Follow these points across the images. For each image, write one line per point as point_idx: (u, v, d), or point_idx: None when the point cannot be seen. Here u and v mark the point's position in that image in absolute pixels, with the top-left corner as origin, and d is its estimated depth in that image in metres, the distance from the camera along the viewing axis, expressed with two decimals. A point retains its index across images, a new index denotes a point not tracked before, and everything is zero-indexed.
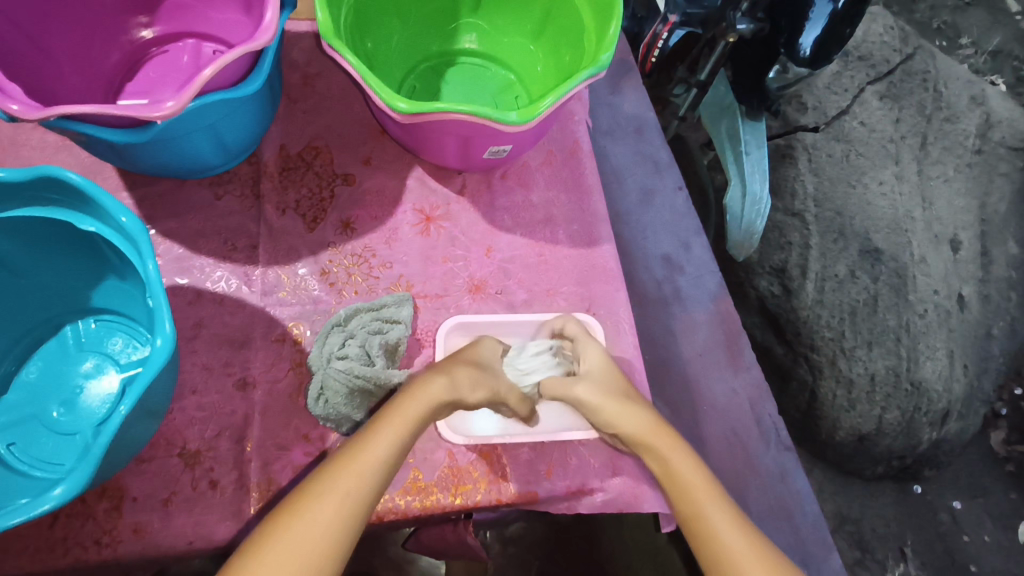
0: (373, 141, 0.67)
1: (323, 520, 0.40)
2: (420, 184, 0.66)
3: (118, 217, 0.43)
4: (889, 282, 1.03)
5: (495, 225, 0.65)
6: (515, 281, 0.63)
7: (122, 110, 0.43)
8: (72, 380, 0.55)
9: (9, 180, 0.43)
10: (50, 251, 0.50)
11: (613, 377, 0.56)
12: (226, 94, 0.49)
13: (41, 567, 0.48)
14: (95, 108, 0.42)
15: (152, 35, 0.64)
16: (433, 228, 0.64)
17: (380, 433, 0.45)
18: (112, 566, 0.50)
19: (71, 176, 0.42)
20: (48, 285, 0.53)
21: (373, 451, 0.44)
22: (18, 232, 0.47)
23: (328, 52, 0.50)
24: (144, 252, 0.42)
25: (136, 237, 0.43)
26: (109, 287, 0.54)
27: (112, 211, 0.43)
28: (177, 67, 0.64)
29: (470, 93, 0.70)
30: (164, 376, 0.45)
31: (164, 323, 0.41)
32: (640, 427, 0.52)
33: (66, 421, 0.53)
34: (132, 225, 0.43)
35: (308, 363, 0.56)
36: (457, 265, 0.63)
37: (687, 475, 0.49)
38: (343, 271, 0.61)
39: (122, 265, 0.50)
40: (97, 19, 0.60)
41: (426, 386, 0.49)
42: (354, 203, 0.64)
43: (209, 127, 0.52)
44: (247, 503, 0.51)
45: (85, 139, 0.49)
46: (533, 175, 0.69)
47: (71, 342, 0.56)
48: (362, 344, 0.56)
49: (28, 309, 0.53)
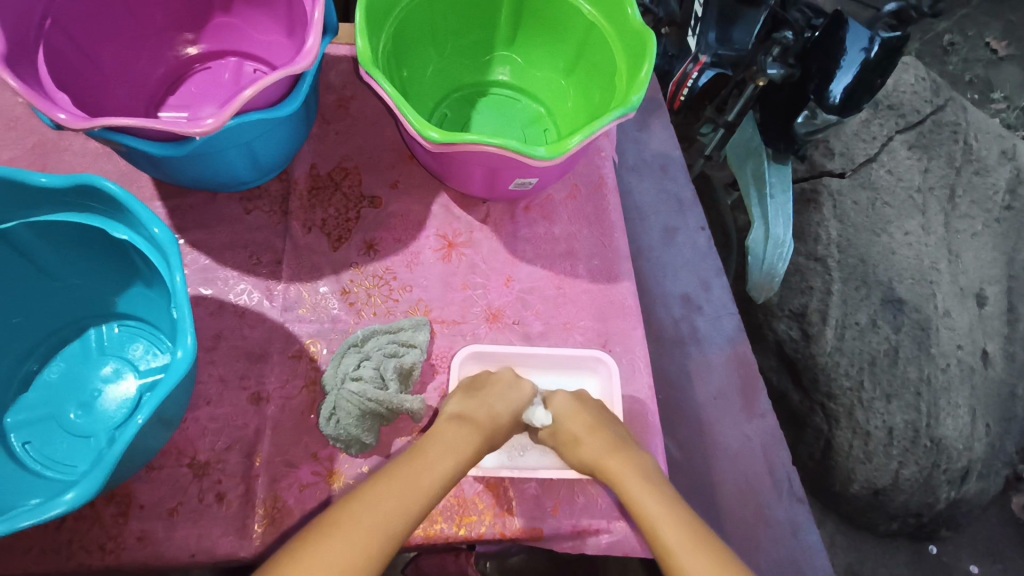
0: (401, 166, 0.68)
1: (363, 541, 0.39)
2: (445, 211, 0.67)
3: (150, 228, 0.44)
4: (912, 334, 1.01)
5: (516, 255, 0.66)
6: (533, 311, 0.63)
7: (164, 126, 0.44)
8: (92, 383, 0.55)
9: (51, 186, 0.44)
10: (82, 254, 0.52)
11: (577, 417, 0.55)
12: (263, 114, 0.50)
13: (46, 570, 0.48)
14: (137, 121, 0.44)
15: (198, 52, 0.66)
16: (454, 254, 0.65)
17: (429, 457, 0.47)
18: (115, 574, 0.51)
19: (108, 186, 0.44)
20: (77, 287, 0.54)
21: (415, 482, 0.44)
22: (53, 236, 0.49)
23: (365, 79, 0.51)
24: (172, 263, 0.43)
25: (165, 247, 0.44)
26: (136, 293, 0.55)
27: (146, 222, 0.44)
28: (219, 83, 0.66)
29: (499, 125, 0.72)
30: (184, 384, 0.45)
31: (186, 338, 0.42)
32: (605, 462, 0.51)
33: (82, 424, 0.53)
34: (163, 236, 0.44)
35: (321, 382, 0.56)
36: (476, 292, 0.63)
37: (642, 499, 0.47)
38: (363, 291, 0.61)
39: (150, 276, 0.51)
40: (146, 37, 0.62)
41: (459, 431, 0.50)
42: (378, 225, 0.65)
43: (245, 144, 0.54)
44: (252, 520, 0.51)
45: (125, 150, 0.50)
46: (557, 208, 0.69)
47: (94, 345, 0.57)
48: (377, 366, 0.56)
49: (53, 309, 0.55)
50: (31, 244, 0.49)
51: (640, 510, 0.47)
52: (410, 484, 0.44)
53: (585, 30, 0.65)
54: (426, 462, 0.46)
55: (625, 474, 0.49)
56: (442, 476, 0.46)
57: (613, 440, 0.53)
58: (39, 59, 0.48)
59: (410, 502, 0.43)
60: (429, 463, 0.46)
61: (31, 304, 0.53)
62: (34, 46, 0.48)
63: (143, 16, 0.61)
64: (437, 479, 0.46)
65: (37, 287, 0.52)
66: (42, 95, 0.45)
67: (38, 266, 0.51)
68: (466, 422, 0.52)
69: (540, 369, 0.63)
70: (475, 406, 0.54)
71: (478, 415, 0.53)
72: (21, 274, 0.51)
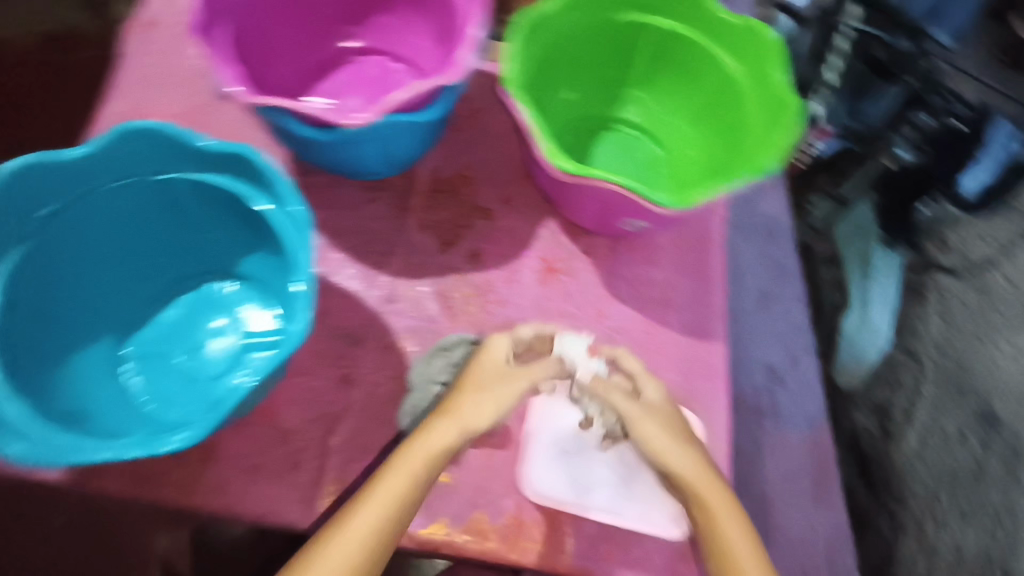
0: (517, 184, 0.69)
1: (354, 548, 0.47)
2: (551, 236, 0.67)
3: (288, 205, 0.48)
4: (1002, 455, 0.95)
5: (613, 292, 0.65)
6: (620, 351, 0.63)
7: (324, 113, 0.50)
8: (206, 334, 0.60)
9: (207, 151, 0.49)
10: (217, 215, 0.56)
11: (661, 412, 0.54)
12: (409, 117, 0.53)
13: (145, 499, 0.54)
14: (300, 104, 0.49)
15: (355, 46, 0.70)
16: (552, 279, 0.65)
17: (409, 454, 0.50)
18: (196, 514, 0.55)
19: (258, 158, 0.48)
20: (208, 244, 0.59)
21: (395, 485, 0.49)
22: (196, 197, 0.53)
23: (504, 97, 0.54)
24: (301, 243, 0.47)
25: (298, 227, 0.47)
26: (257, 259, 0.58)
27: (285, 198, 0.48)
28: (367, 78, 0.70)
29: (619, 163, 0.72)
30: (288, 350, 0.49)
31: (299, 305, 0.45)
32: (686, 469, 0.52)
33: (190, 369, 0.58)
34: (299, 215, 0.47)
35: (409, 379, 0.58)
36: (568, 321, 0.63)
37: (716, 514, 0.51)
38: (460, 297, 0.63)
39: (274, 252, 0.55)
40: (313, 27, 0.67)
41: (443, 434, 0.51)
42: (486, 237, 0.66)
43: (385, 140, 0.57)
44: (321, 495, 0.54)
45: (280, 128, 0.54)
46: (658, 252, 0.67)
47: (212, 298, 0.61)
48: (462, 375, 0.58)
49: (184, 260, 0.59)
50: (178, 199, 0.54)
51: (712, 526, 0.51)
52: (394, 493, 0.48)
53: (720, 82, 0.63)
54: (407, 473, 0.49)
55: (704, 486, 0.52)
56: (421, 473, 0.49)
57: (687, 442, 0.53)
58: (219, 36, 0.53)
59: (391, 508, 0.48)
60: (411, 475, 0.49)
61: (166, 252, 0.58)
62: (217, 26, 0.53)
63: (315, 9, 0.65)
64: (420, 479, 0.49)
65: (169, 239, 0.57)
66: (220, 69, 0.50)
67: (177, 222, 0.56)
68: (455, 424, 0.51)
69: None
70: (467, 398, 0.52)
71: (465, 411, 0.52)
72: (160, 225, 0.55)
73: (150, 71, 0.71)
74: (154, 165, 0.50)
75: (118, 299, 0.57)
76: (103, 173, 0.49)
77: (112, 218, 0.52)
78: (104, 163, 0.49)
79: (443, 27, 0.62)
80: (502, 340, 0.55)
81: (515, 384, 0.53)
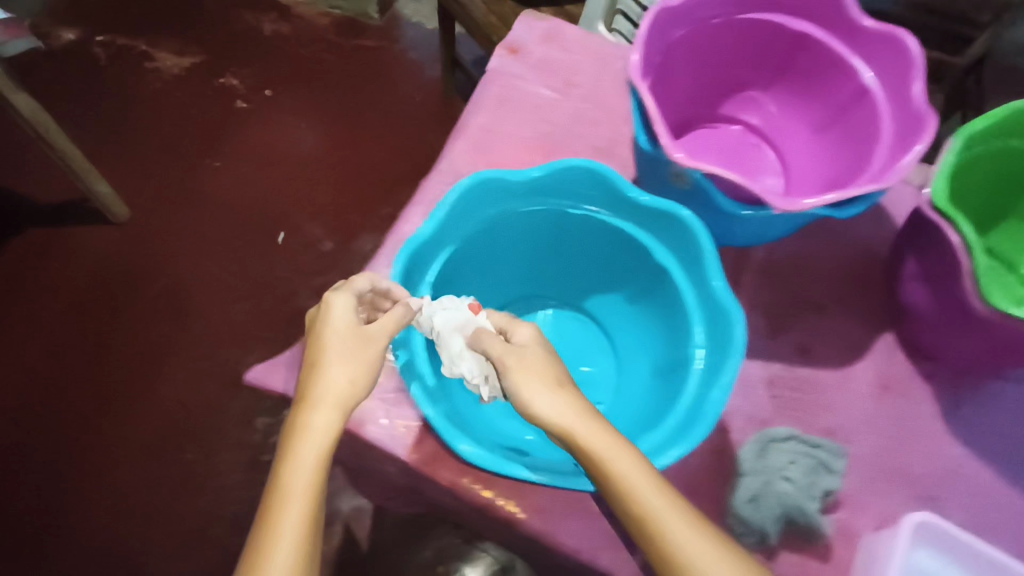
0: (856, 286, 0.67)
1: (290, 548, 0.39)
2: (889, 351, 0.64)
3: (712, 279, 0.49)
4: None
5: (952, 430, 0.60)
6: (956, 498, 0.58)
7: (755, 187, 0.49)
8: None
9: (637, 204, 0.52)
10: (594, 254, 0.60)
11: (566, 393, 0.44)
12: (828, 210, 0.51)
13: (473, 499, 0.56)
14: (737, 176, 0.50)
15: (733, 115, 0.70)
16: (888, 399, 0.61)
17: (305, 429, 0.42)
18: (502, 526, 0.57)
19: (688, 213, 0.49)
20: (566, 275, 0.63)
21: (305, 466, 0.41)
22: (596, 232, 0.56)
23: (928, 216, 0.55)
24: (731, 316, 0.47)
25: (723, 302, 0.48)
26: (610, 302, 0.62)
27: (710, 272, 0.49)
28: (722, 145, 0.70)
29: (1009, 295, 0.61)
30: (669, 397, 0.51)
31: (724, 373, 0.46)
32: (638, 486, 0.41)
33: None
34: (723, 291, 0.48)
35: (743, 463, 0.56)
36: (902, 448, 0.59)
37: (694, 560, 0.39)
38: (787, 391, 0.61)
39: (654, 298, 0.56)
40: (704, 91, 0.68)
41: (324, 420, 0.43)
42: (817, 334, 0.64)
43: (778, 222, 0.55)
44: (631, 552, 0.54)
45: (684, 189, 0.55)
46: (1009, 401, 0.62)
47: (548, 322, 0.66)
48: (804, 474, 0.55)
49: (538, 284, 0.65)
50: (571, 236, 0.58)
51: None
52: (309, 474, 0.41)
53: None
54: (315, 461, 0.41)
55: (610, 449, 0.42)
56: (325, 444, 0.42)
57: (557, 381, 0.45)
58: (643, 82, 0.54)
59: (304, 493, 0.40)
60: (318, 453, 0.42)
61: (530, 272, 0.63)
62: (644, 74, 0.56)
63: (721, 80, 0.67)
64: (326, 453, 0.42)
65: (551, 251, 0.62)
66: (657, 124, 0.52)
67: (567, 244, 0.60)
68: (327, 407, 0.44)
69: None
70: (326, 371, 0.45)
71: (329, 385, 0.44)
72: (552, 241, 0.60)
73: (507, 91, 0.75)
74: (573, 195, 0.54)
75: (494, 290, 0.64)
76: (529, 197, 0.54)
77: (510, 237, 0.58)
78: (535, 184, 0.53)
79: (855, 127, 0.60)
80: (343, 304, 0.47)
81: (371, 348, 0.47)
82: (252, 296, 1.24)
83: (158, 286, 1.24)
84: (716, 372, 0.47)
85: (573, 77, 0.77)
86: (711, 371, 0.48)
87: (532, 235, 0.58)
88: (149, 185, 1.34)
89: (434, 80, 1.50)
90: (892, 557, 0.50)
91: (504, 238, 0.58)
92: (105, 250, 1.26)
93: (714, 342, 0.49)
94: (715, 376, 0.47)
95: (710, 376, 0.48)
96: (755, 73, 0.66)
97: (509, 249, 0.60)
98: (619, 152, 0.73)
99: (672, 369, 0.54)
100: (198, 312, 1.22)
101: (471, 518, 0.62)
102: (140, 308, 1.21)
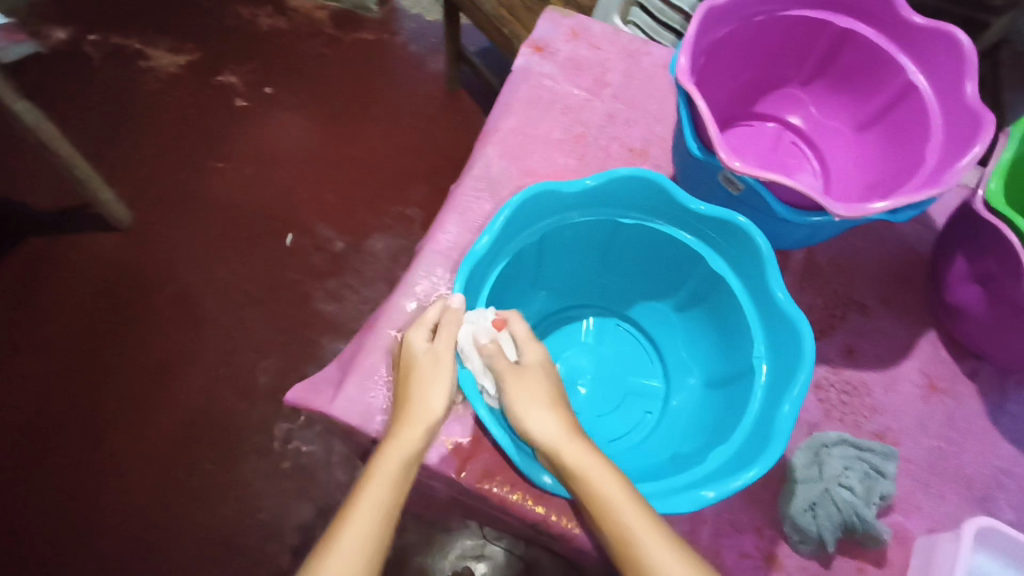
0: (897, 285, 0.66)
1: (364, 540, 0.42)
2: (932, 349, 0.64)
3: (776, 291, 0.52)
4: None
5: (999, 429, 0.61)
6: (1007, 497, 0.58)
7: (813, 194, 0.48)
8: (593, 361, 0.70)
9: (696, 213, 0.55)
10: (644, 262, 0.65)
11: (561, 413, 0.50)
12: (886, 215, 0.49)
13: (528, 516, 0.55)
14: (795, 183, 0.48)
15: (768, 113, 0.71)
16: (935, 399, 0.61)
17: (396, 439, 0.48)
18: (558, 539, 0.56)
19: (741, 220, 0.53)
20: (613, 283, 0.69)
21: (390, 470, 0.46)
22: (652, 241, 0.61)
23: (980, 215, 0.53)
24: (800, 330, 0.50)
25: (789, 313, 0.51)
26: (659, 311, 0.68)
27: (773, 285, 0.52)
28: (759, 143, 0.71)
29: None
30: (733, 411, 0.55)
31: (793, 388, 0.48)
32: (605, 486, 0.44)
33: (584, 393, 0.67)
34: (787, 302, 0.51)
35: (798, 471, 0.55)
36: (951, 448, 0.60)
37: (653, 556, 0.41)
38: (834, 394, 0.61)
39: (709, 305, 0.62)
40: (741, 91, 0.68)
41: (410, 434, 0.49)
42: (861, 334, 0.64)
43: (829, 225, 0.54)
44: None
45: (737, 192, 0.54)
46: None
47: (598, 330, 0.71)
48: (861, 481, 0.54)
49: (587, 292, 0.71)
50: (624, 242, 0.63)
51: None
52: (392, 476, 0.46)
53: None
54: (394, 469, 0.46)
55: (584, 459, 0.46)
56: (409, 453, 0.48)
57: (553, 408, 0.50)
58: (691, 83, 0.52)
59: (386, 495, 0.45)
60: (402, 459, 0.47)
61: (579, 277, 0.68)
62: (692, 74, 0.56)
63: (763, 80, 0.68)
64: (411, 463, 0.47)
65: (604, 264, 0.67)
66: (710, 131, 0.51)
67: (621, 257, 0.65)
68: (416, 421, 0.49)
69: None
70: (416, 387, 0.51)
71: (419, 402, 0.50)
72: (608, 252, 0.65)
73: (537, 92, 0.74)
74: (631, 207, 0.59)
75: (552, 296, 0.70)
76: (586, 203, 0.58)
77: (569, 242, 0.63)
78: (596, 195, 0.58)
79: (902, 124, 0.60)
80: (418, 332, 0.54)
81: (444, 363, 0.52)
82: (265, 300, 1.22)
83: (167, 292, 1.21)
84: (784, 386, 0.50)
85: (604, 76, 0.75)
86: (775, 385, 0.52)
87: (587, 240, 0.63)
88: (154, 189, 1.31)
89: (437, 72, 1.47)
90: (959, 561, 0.49)
91: (564, 246, 0.63)
92: (112, 257, 1.24)
93: (776, 355, 0.53)
94: (785, 389, 0.49)
95: (776, 392, 0.51)
96: (798, 71, 0.68)
97: (567, 260, 0.66)
98: (654, 153, 0.72)
99: (731, 380, 0.58)
100: (210, 318, 1.20)
101: (525, 530, 0.62)
102: (151, 316, 1.19)
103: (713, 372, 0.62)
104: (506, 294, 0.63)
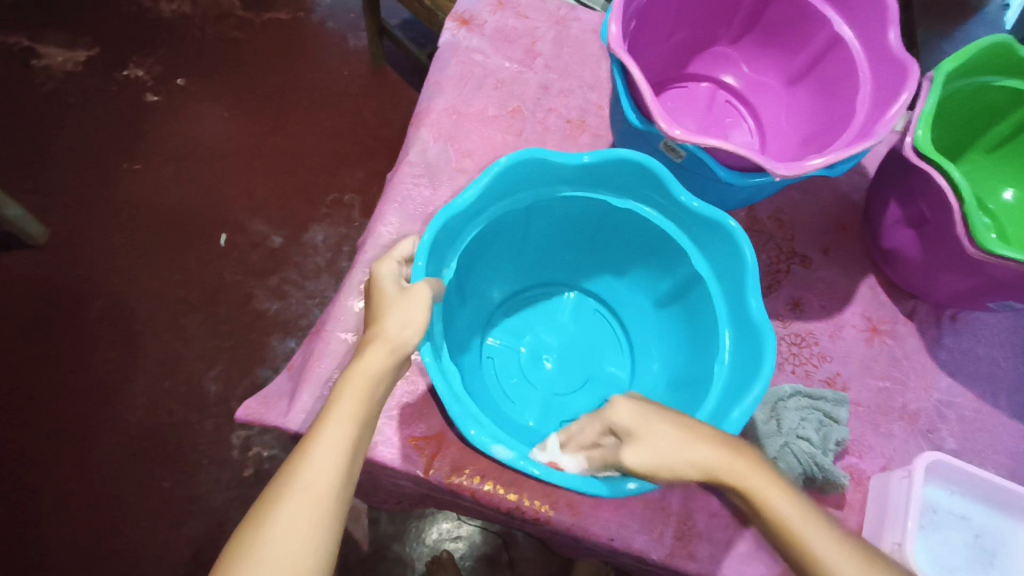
0: (835, 235, 0.68)
1: (331, 467, 0.36)
2: (872, 294, 0.66)
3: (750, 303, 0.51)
4: None
5: (937, 363, 0.64)
6: (947, 427, 0.62)
7: (751, 156, 0.47)
8: (563, 338, 0.70)
9: (680, 199, 0.54)
10: (623, 244, 0.64)
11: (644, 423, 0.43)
12: (824, 172, 0.50)
13: (502, 505, 0.54)
14: (733, 147, 0.48)
15: (703, 72, 0.71)
16: (877, 340, 0.64)
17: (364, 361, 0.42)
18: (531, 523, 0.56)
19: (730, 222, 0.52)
20: (597, 262, 0.68)
21: (359, 395, 0.40)
22: (635, 224, 0.60)
23: (910, 159, 0.55)
24: (760, 334, 0.49)
25: (759, 326, 0.50)
26: (637, 301, 0.68)
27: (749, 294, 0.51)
28: (694, 104, 0.71)
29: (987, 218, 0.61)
30: (691, 405, 0.54)
31: (750, 395, 0.47)
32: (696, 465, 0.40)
33: (549, 371, 0.68)
34: (760, 316, 0.50)
35: (759, 427, 0.57)
36: (895, 387, 0.62)
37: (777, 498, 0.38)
38: (785, 347, 0.63)
39: (683, 304, 0.62)
40: (678, 49, 0.68)
41: (375, 355, 0.42)
42: (806, 286, 0.66)
43: (769, 186, 0.55)
44: (666, 527, 0.54)
45: (681, 160, 0.54)
46: (983, 328, 0.66)
47: (575, 309, 0.72)
48: (816, 430, 0.57)
49: (569, 269, 0.70)
50: (601, 220, 0.62)
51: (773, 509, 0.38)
52: (361, 400, 0.40)
53: None
54: (362, 393, 0.40)
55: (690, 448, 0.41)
56: (378, 379, 0.41)
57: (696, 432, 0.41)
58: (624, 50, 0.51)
59: (354, 420, 0.39)
60: (368, 380, 0.41)
61: (559, 250, 0.68)
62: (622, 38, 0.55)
63: (695, 39, 0.68)
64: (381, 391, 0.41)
65: (591, 243, 0.66)
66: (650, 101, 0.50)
67: (605, 238, 0.64)
68: (382, 344, 0.43)
69: (979, 502, 0.54)
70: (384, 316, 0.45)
71: (388, 326, 0.44)
72: (598, 232, 0.64)
73: (468, 68, 0.71)
74: (617, 187, 0.57)
75: (529, 267, 0.69)
76: (566, 181, 0.57)
77: (545, 219, 0.61)
78: (583, 172, 0.56)
79: (832, 76, 0.60)
80: (389, 265, 0.49)
81: (419, 290, 0.45)
82: (204, 305, 1.16)
83: (96, 306, 1.14)
84: (741, 391, 0.49)
85: (534, 46, 0.73)
86: (731, 392, 0.51)
87: (567, 216, 0.61)
88: (68, 199, 1.21)
89: (359, 49, 1.40)
90: (913, 494, 0.51)
91: (547, 220, 0.62)
92: (31, 277, 1.15)
93: (738, 359, 0.52)
94: (739, 398, 0.48)
95: (731, 398, 0.50)
96: (728, 29, 0.68)
97: (550, 233, 0.65)
98: (592, 122, 0.71)
99: (694, 381, 0.57)
100: (149, 331, 1.14)
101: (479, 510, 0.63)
102: (82, 333, 1.12)
103: (676, 368, 0.62)
104: (478, 262, 0.62)
